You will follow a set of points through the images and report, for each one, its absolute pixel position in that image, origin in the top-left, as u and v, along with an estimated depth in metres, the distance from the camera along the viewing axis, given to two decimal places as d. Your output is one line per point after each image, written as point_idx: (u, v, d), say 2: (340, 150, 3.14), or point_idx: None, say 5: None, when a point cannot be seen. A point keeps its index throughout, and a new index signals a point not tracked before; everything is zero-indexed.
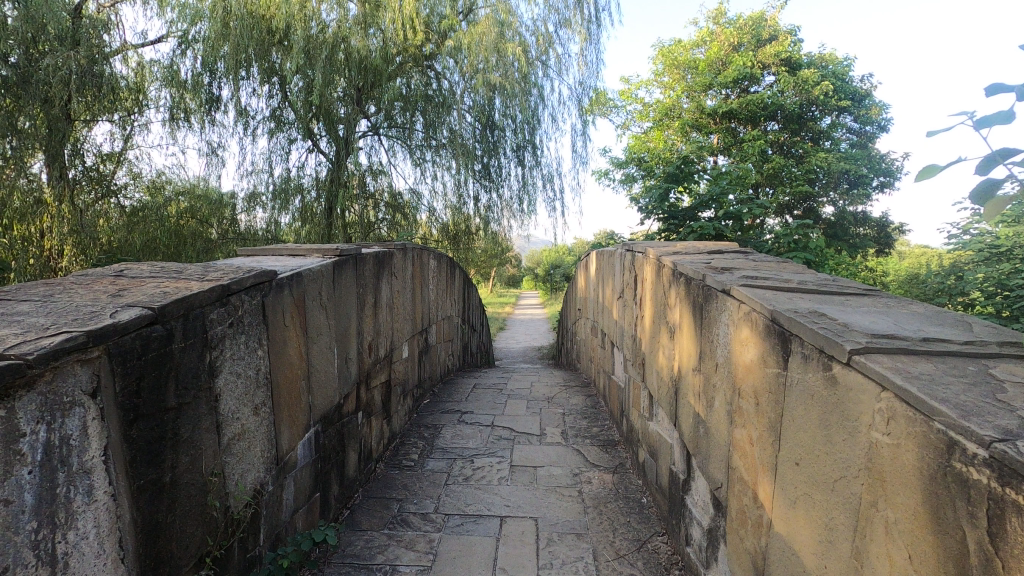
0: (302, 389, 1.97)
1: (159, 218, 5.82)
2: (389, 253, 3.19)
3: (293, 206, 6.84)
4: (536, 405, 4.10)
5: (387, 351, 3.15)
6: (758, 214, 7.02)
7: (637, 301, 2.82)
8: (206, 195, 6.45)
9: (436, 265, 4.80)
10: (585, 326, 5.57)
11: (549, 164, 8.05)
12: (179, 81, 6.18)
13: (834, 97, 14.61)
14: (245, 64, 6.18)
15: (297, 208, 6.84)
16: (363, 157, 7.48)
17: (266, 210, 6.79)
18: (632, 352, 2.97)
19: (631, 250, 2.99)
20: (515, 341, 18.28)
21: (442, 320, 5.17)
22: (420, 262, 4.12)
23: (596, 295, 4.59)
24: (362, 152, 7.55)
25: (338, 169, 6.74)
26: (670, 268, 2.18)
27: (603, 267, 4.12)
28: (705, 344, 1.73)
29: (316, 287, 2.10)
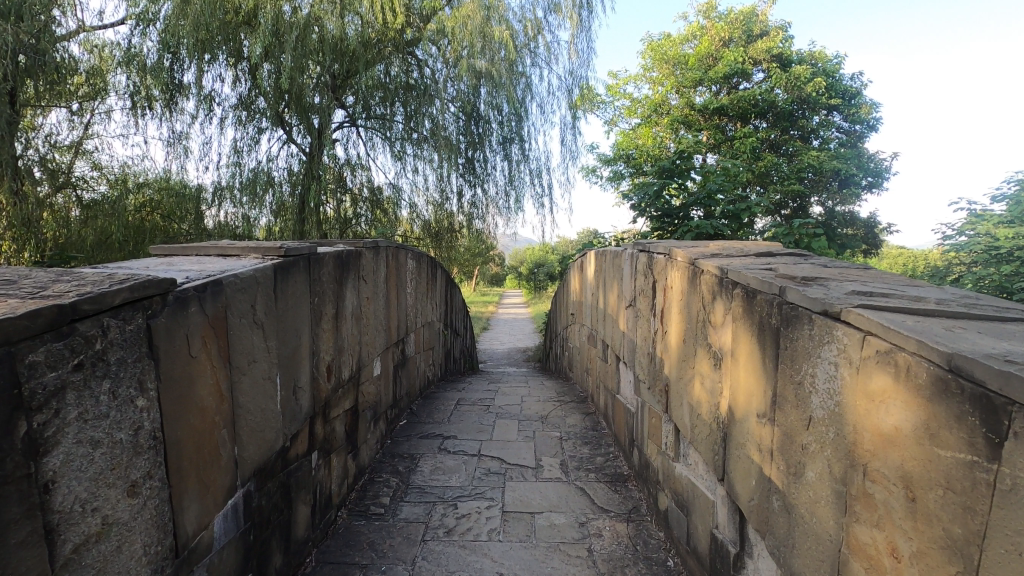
0: (223, 440, 1.44)
1: (119, 212, 5.38)
2: (355, 253, 2.65)
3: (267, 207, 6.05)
4: (528, 426, 3.61)
5: (353, 372, 2.62)
6: (759, 212, 6.60)
7: (656, 314, 2.34)
8: (175, 187, 5.74)
9: (415, 265, 4.25)
10: (579, 332, 5.08)
11: (538, 158, 7.50)
12: (139, 65, 5.33)
13: (824, 95, 14.36)
14: (211, 46, 5.41)
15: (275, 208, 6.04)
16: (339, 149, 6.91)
17: (236, 205, 5.93)
18: (648, 373, 2.48)
19: (647, 251, 2.50)
20: (500, 342, 17.85)
21: (422, 328, 4.64)
22: (396, 263, 3.58)
23: (595, 301, 4.11)
24: (337, 143, 6.98)
25: (313, 164, 6.02)
26: (712, 275, 1.69)
27: (605, 269, 3.63)
28: (782, 386, 1.24)
29: (245, 300, 1.56)
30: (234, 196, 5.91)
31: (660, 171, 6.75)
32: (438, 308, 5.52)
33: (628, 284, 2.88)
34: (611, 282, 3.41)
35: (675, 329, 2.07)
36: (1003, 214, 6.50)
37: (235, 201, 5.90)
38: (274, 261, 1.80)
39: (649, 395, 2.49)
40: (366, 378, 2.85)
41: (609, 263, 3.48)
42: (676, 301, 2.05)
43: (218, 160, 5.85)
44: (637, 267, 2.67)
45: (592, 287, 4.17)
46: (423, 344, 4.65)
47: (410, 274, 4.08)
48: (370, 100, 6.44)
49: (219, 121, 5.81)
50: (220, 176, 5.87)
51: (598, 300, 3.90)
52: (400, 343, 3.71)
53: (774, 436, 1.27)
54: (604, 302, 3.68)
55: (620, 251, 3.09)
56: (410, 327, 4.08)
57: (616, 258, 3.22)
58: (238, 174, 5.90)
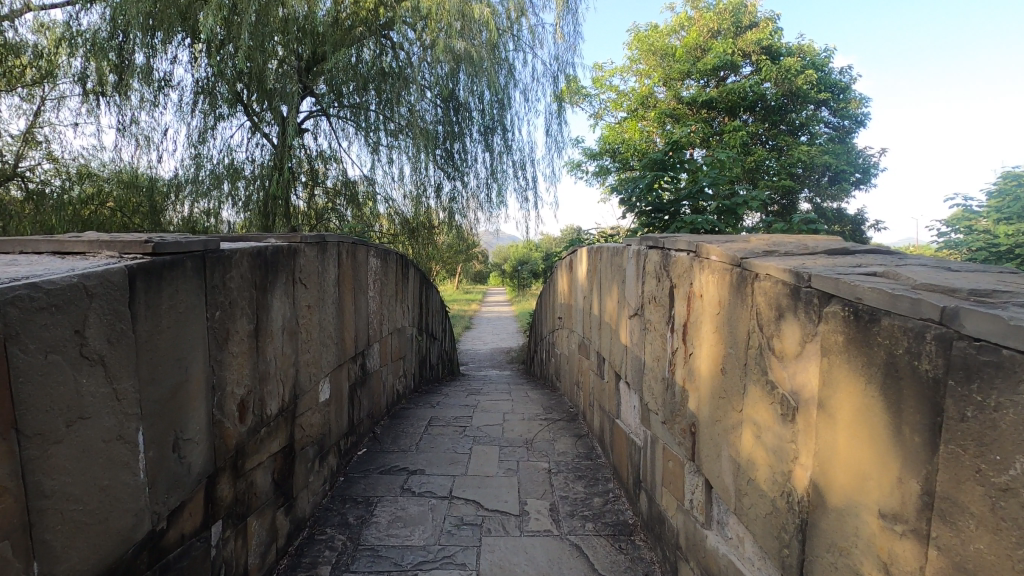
0: (2, 562, 0.87)
1: None
2: (288, 250, 2.07)
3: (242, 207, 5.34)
4: (511, 454, 3.07)
5: (286, 403, 2.04)
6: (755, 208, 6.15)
7: (675, 328, 1.81)
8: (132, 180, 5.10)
9: (380, 264, 3.69)
10: (568, 339, 4.56)
11: (521, 148, 6.94)
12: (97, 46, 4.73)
13: (813, 89, 14.03)
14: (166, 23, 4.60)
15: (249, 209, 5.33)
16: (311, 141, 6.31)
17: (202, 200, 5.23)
18: (663, 403, 1.95)
19: (662, 247, 1.97)
20: (482, 342, 17.29)
21: (391, 334, 4.08)
22: (353, 262, 3.00)
23: (586, 307, 3.59)
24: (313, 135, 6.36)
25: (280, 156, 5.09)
26: (778, 283, 1.16)
27: (600, 270, 3.10)
28: (953, 486, 0.71)
29: (57, 324, 0.98)
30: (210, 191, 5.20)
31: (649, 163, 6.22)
32: (411, 313, 4.99)
33: (632, 287, 2.35)
34: (608, 286, 2.87)
35: (706, 351, 1.55)
36: (1001, 210, 6.07)
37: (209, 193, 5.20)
38: (135, 262, 1.23)
39: (662, 430, 1.97)
40: (307, 407, 2.28)
41: (606, 263, 2.95)
42: (709, 315, 1.52)
43: (191, 150, 5.11)
44: (646, 267, 2.14)
45: (584, 290, 3.66)
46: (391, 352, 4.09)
47: (373, 274, 3.52)
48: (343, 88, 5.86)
49: (184, 115, 5.03)
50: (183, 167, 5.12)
51: (592, 305, 3.37)
52: (359, 355, 3.14)
53: (928, 566, 0.74)
54: (598, 308, 3.16)
55: (622, 246, 2.57)
56: (375, 334, 3.53)
57: (617, 255, 2.68)
58: (204, 169, 5.15)
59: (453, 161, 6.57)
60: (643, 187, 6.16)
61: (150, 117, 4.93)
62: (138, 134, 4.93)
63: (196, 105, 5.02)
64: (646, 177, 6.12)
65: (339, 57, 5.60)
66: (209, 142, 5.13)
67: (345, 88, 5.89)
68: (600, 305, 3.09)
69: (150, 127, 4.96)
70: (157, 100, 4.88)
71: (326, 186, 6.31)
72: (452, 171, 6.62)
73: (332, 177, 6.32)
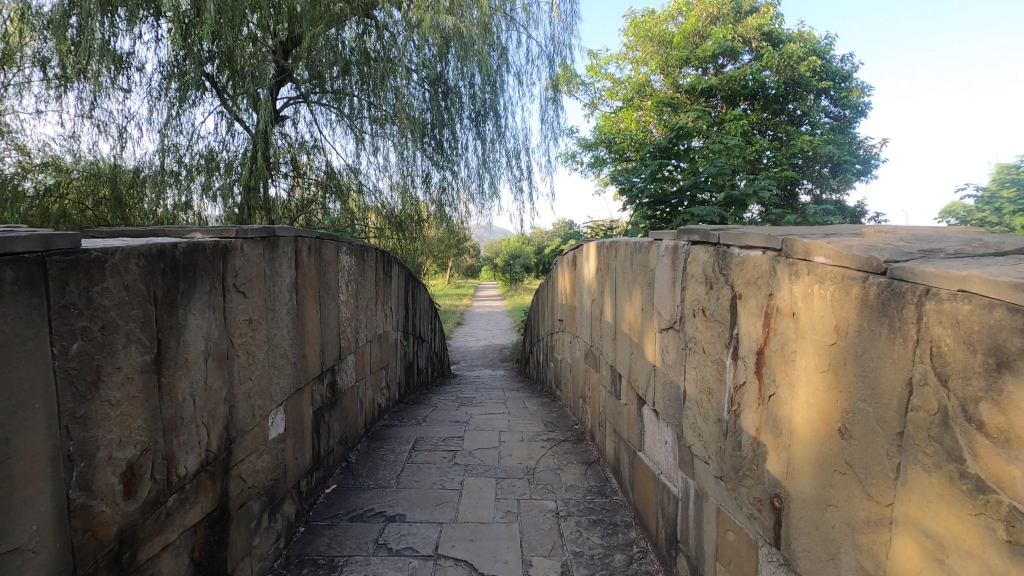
0: None
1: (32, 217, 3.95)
2: (215, 248, 1.55)
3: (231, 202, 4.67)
4: (509, 491, 2.57)
5: (215, 452, 1.53)
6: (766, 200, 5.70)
7: (742, 355, 1.31)
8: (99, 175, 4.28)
9: (355, 262, 3.16)
10: (571, 345, 4.08)
11: (515, 135, 6.40)
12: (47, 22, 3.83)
13: (814, 77, 13.60)
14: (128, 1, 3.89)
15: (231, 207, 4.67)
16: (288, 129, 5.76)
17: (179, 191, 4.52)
18: (718, 452, 1.45)
19: (715, 242, 1.48)
20: (474, 338, 16.77)
21: (369, 342, 3.57)
22: (317, 262, 2.48)
23: (594, 311, 3.11)
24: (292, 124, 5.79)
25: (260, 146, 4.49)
26: (995, 310, 0.66)
27: (614, 270, 2.61)
28: None
29: None
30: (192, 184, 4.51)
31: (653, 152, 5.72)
32: (395, 315, 4.50)
33: (665, 292, 1.85)
34: (627, 289, 2.38)
35: (805, 397, 1.05)
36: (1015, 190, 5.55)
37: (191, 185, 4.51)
38: None
39: (716, 486, 1.47)
40: (249, 451, 1.77)
41: (622, 262, 2.45)
42: (812, 344, 1.03)
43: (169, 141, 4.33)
44: (688, 269, 1.64)
45: (591, 291, 3.18)
46: (370, 362, 3.58)
47: (346, 274, 2.99)
48: (325, 73, 5.25)
49: (156, 103, 4.27)
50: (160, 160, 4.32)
51: (602, 310, 2.89)
52: (328, 372, 2.64)
53: None
54: (612, 313, 2.67)
55: (647, 241, 2.08)
56: (348, 343, 3.01)
57: (639, 252, 2.18)
58: (183, 163, 4.41)
59: (441, 151, 6.02)
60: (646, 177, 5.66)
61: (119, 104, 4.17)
62: (103, 123, 4.11)
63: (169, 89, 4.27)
64: (650, 166, 5.63)
65: (320, 36, 5.02)
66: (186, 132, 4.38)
67: (327, 72, 5.26)
68: (615, 311, 2.61)
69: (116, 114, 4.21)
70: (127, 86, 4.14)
71: (316, 177, 5.68)
72: (440, 158, 6.05)
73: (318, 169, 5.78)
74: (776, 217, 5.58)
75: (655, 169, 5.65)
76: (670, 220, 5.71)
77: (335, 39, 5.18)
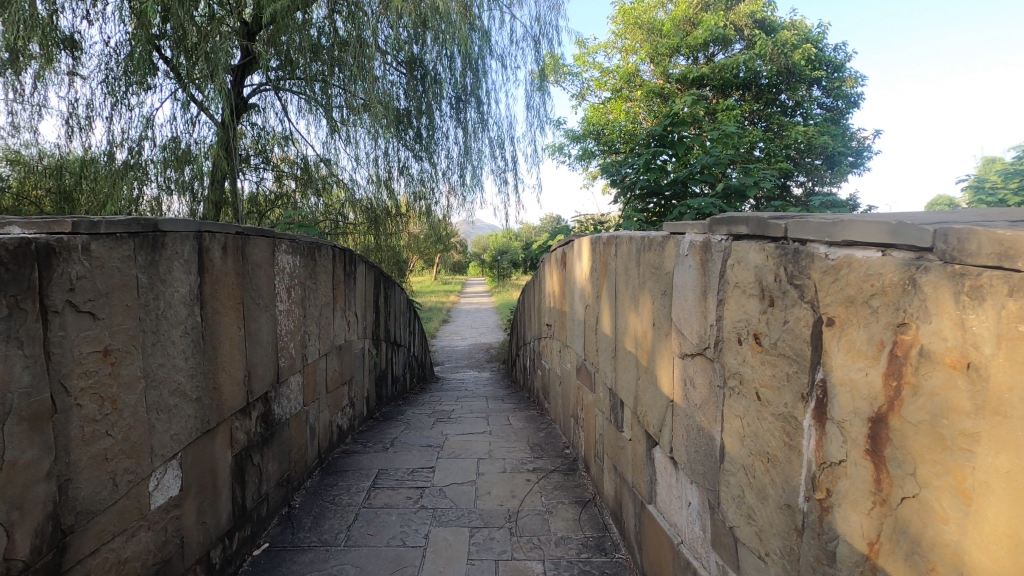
0: None
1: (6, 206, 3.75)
2: (22, 249, 1.02)
3: (202, 192, 4.21)
4: (487, 547, 2.07)
5: (26, 559, 1.02)
6: (767, 194, 5.27)
7: (836, 417, 0.82)
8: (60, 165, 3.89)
9: (301, 264, 2.63)
10: (560, 356, 3.60)
11: (499, 124, 5.82)
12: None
13: (808, 66, 13.23)
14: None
15: (201, 195, 4.20)
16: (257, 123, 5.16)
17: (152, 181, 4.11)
18: (786, 551, 0.96)
19: (779, 236, 0.98)
20: (460, 337, 16.29)
21: (325, 354, 3.05)
22: (240, 265, 1.95)
23: (588, 320, 2.63)
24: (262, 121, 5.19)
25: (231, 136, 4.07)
26: None
27: (615, 274, 2.11)
28: None
29: None
30: (155, 174, 4.08)
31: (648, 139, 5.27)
32: (361, 320, 3.98)
33: (689, 305, 1.36)
34: (632, 297, 1.88)
35: (1003, 526, 0.56)
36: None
37: (155, 176, 4.09)
38: None
39: None
40: (108, 537, 1.25)
41: (626, 263, 1.96)
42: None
43: (128, 132, 3.96)
44: (731, 274, 1.15)
45: (585, 296, 2.70)
46: (326, 378, 3.07)
47: (287, 278, 2.46)
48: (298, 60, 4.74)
49: (108, 89, 3.88)
50: (118, 152, 3.94)
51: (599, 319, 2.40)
52: (259, 401, 2.12)
53: None
54: (612, 326, 2.17)
55: (661, 235, 1.58)
56: (292, 360, 2.49)
57: (648, 250, 1.69)
58: (145, 154, 4.03)
59: (421, 141, 5.63)
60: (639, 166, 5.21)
61: (72, 94, 3.84)
62: (51, 112, 3.70)
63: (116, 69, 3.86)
64: (644, 154, 5.17)
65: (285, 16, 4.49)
66: (144, 119, 4.00)
67: (301, 60, 4.75)
68: (614, 323, 2.12)
69: (68, 102, 3.84)
70: (84, 72, 3.83)
71: (295, 172, 5.40)
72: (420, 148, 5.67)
73: (291, 160, 5.37)
74: (780, 205, 5.11)
75: (650, 158, 5.15)
76: (664, 214, 5.26)
77: (305, 21, 4.68)
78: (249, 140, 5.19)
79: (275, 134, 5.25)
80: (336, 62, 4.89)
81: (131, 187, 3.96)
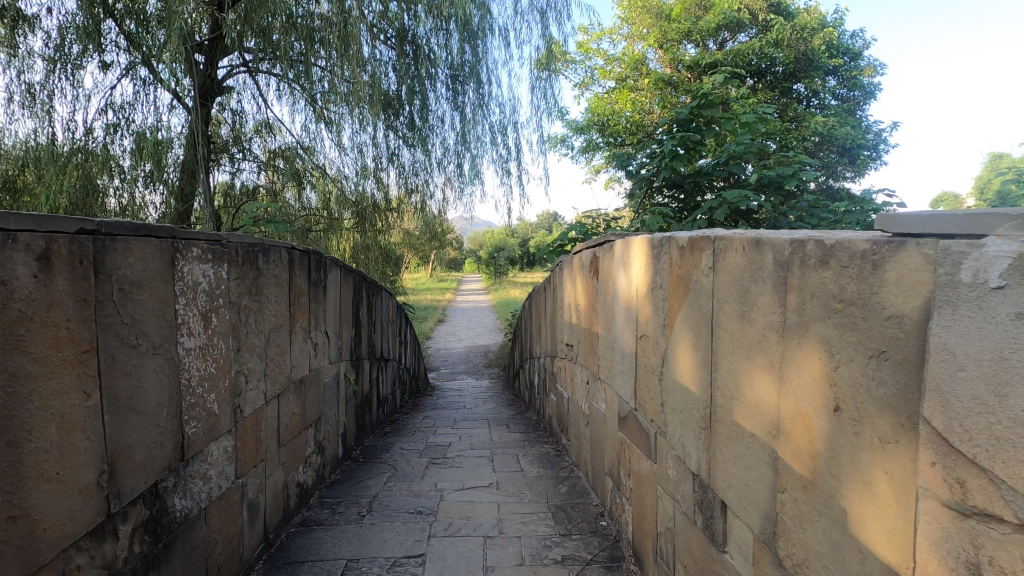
0: None
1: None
2: None
3: (173, 181, 3.42)
4: None
5: None
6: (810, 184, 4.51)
7: None
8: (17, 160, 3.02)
9: (230, 278, 1.82)
10: (588, 392, 2.81)
11: (501, 106, 4.93)
12: None
13: (825, 53, 12.42)
14: None
15: (169, 185, 3.41)
16: (236, 107, 4.35)
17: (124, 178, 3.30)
18: None
19: None
20: (456, 338, 15.45)
21: (278, 396, 2.26)
22: (89, 285, 1.15)
23: (643, 356, 1.84)
24: (234, 104, 4.36)
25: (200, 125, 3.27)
26: None
27: (712, 301, 1.31)
28: None
29: None
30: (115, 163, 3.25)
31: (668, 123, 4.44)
32: (335, 342, 3.18)
33: (1021, 411, 0.57)
34: (759, 345, 1.09)
35: None
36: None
37: (119, 167, 3.28)
38: None
39: None
40: None
41: (741, 283, 1.17)
42: None
43: (87, 122, 3.20)
44: None
45: (637, 321, 1.91)
46: (280, 427, 2.27)
47: (207, 297, 1.66)
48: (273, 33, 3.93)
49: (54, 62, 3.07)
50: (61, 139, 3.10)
51: (669, 359, 1.62)
52: (142, 502, 1.32)
53: None
54: (699, 378, 1.39)
55: (872, 241, 0.79)
56: (214, 419, 1.69)
57: (821, 269, 0.90)
58: (103, 141, 3.22)
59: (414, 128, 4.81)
60: (661, 154, 4.41)
61: (13, 71, 3.03)
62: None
63: (70, 43, 3.07)
64: (665, 141, 4.38)
65: None
66: (109, 110, 3.27)
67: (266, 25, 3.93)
68: (708, 376, 1.33)
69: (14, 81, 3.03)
70: (35, 49, 3.05)
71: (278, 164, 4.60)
72: (413, 137, 4.90)
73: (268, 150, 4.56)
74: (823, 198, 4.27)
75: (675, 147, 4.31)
76: (689, 210, 4.49)
77: None
78: (226, 130, 4.41)
79: (253, 125, 4.47)
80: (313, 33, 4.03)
81: (91, 179, 3.14)
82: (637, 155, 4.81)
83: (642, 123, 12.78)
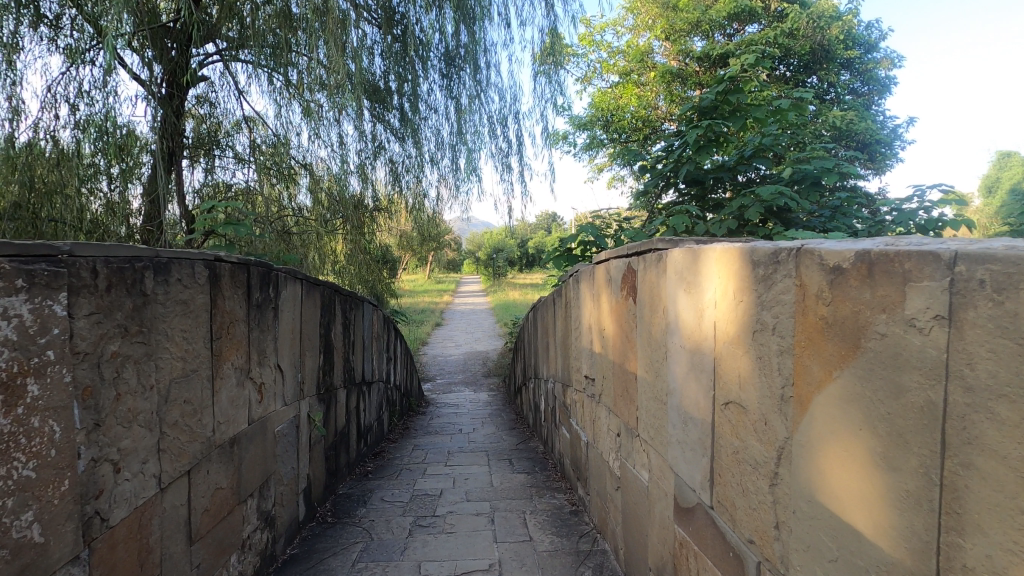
0: None
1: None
2: None
3: (145, 182, 3.03)
4: None
5: None
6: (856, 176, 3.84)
7: None
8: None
9: (82, 314, 1.15)
10: (618, 447, 2.14)
11: (500, 91, 4.22)
12: None
13: (841, 45, 11.78)
14: None
15: (147, 189, 3.03)
16: (215, 97, 3.76)
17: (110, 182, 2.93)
18: None
19: None
20: (455, 344, 14.76)
21: (189, 473, 1.59)
22: None
23: (731, 436, 1.17)
24: (201, 91, 3.69)
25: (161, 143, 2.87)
26: None
27: (946, 389, 0.64)
28: None
29: None
30: (87, 158, 2.84)
31: (689, 113, 3.72)
32: (292, 378, 2.50)
33: None
34: None
35: None
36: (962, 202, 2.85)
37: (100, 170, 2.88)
38: None
39: None
40: None
41: None
42: None
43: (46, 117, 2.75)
44: None
45: (716, 376, 1.24)
46: (192, 518, 1.60)
47: (18, 351, 0.99)
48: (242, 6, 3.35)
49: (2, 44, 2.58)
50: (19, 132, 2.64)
51: (796, 459, 0.95)
52: None
53: None
54: (896, 525, 0.72)
55: None
56: (33, 553, 1.02)
57: None
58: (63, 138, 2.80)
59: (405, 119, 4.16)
60: (684, 144, 3.72)
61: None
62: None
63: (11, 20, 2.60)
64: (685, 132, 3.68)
65: None
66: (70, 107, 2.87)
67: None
68: (930, 533, 0.66)
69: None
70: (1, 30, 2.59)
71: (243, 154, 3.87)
72: (403, 130, 4.23)
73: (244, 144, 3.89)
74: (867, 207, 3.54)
75: (704, 137, 3.54)
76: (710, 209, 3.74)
77: None
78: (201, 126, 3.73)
79: (235, 122, 3.84)
80: (291, 10, 3.41)
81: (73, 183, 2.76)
82: (651, 146, 4.16)
83: (649, 119, 12.13)
